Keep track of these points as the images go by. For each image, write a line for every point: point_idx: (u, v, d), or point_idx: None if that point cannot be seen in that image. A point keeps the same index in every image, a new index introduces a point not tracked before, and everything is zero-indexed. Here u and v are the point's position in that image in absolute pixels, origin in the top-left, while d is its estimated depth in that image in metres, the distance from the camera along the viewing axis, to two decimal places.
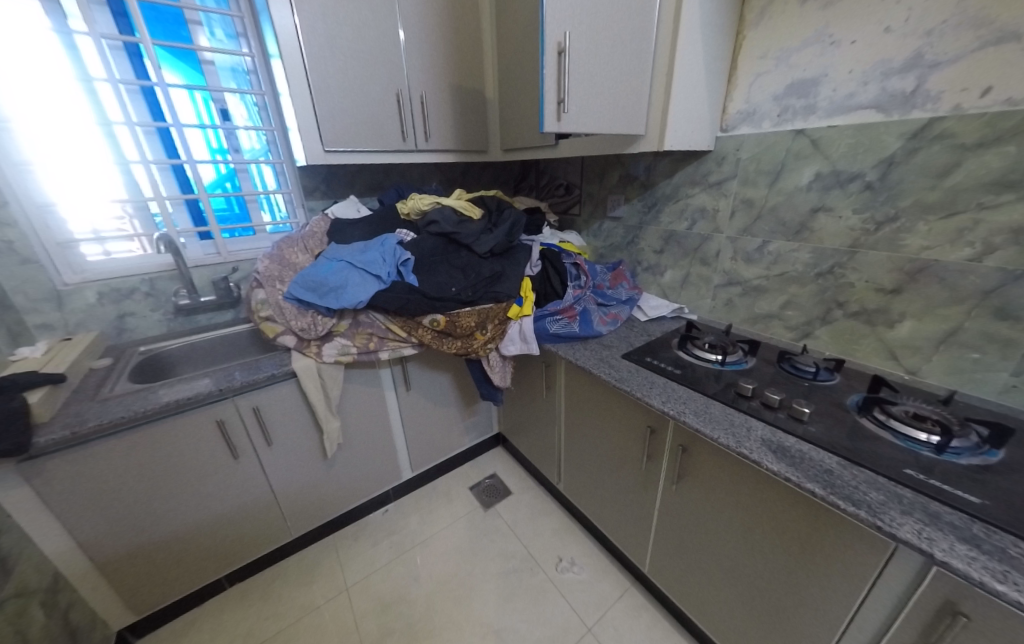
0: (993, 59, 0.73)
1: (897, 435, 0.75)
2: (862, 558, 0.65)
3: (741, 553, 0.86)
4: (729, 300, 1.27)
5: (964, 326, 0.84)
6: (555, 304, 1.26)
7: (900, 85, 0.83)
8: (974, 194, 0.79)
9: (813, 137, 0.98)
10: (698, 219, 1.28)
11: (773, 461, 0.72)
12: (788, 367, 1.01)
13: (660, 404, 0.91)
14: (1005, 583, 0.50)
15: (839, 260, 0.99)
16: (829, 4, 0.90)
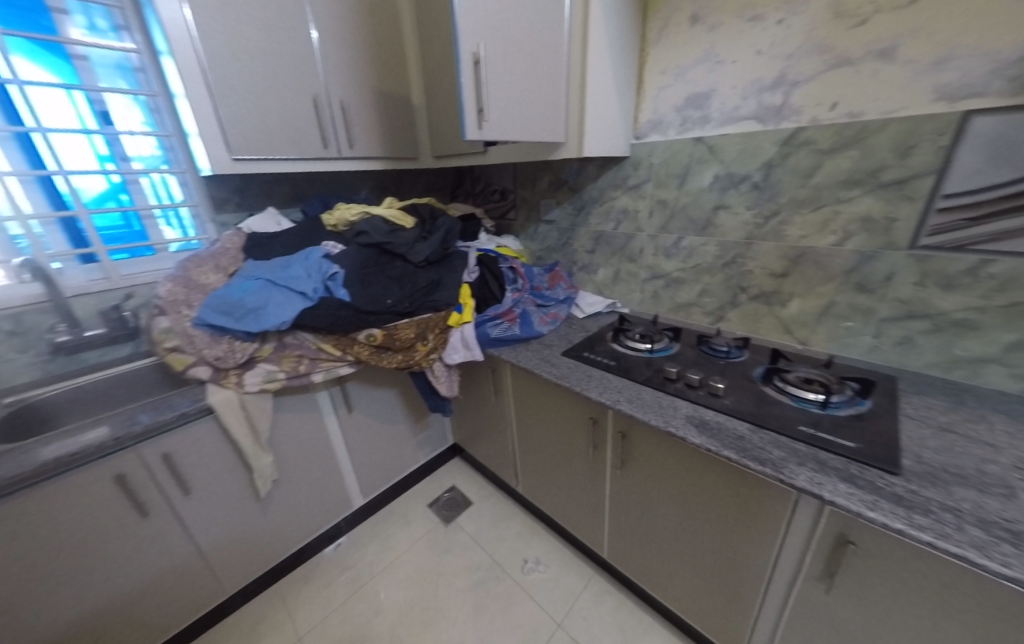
0: (837, 79, 0.88)
1: (792, 397, 0.87)
2: (775, 508, 0.74)
3: (683, 523, 0.93)
4: (655, 293, 1.38)
5: (836, 300, 1.01)
6: (495, 309, 1.29)
7: (772, 100, 0.98)
8: (833, 190, 0.94)
9: (710, 143, 1.10)
10: (622, 220, 1.38)
11: (696, 435, 0.80)
12: (706, 348, 1.12)
13: (599, 395, 0.97)
14: (874, 509, 0.60)
15: (740, 250, 1.13)
16: (713, 28, 1.02)
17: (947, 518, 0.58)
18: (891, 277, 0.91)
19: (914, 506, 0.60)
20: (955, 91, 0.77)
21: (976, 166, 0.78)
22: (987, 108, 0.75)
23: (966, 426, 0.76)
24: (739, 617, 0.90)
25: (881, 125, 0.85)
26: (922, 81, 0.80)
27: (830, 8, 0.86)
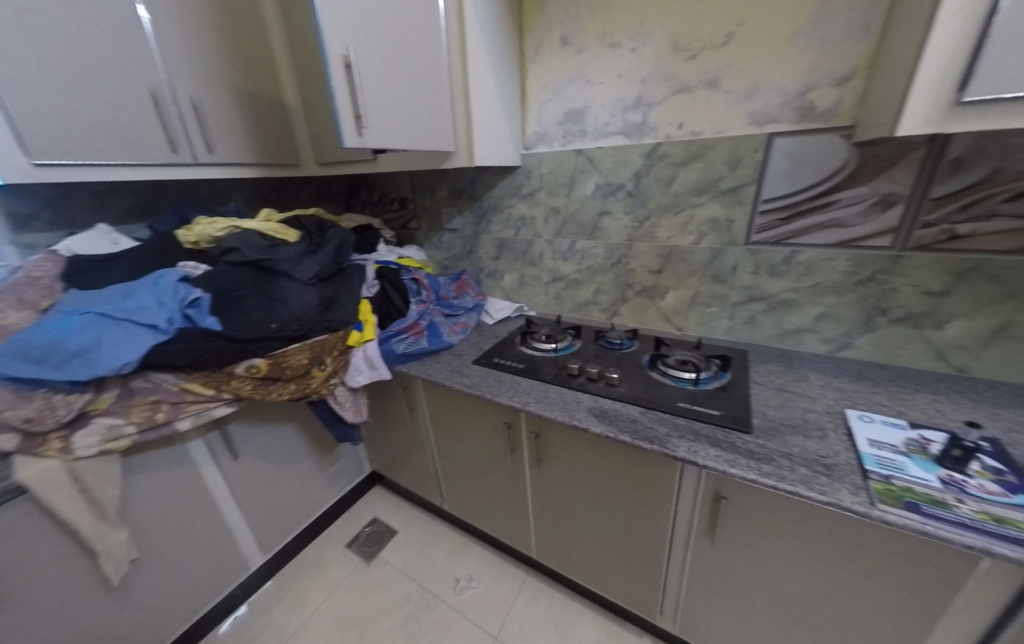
0: (682, 103, 1.03)
1: (673, 377, 0.99)
2: (666, 479, 0.83)
3: (597, 508, 0.99)
4: (557, 294, 1.45)
5: (700, 290, 1.18)
6: (399, 323, 1.23)
7: (635, 118, 1.10)
8: (687, 196, 1.10)
9: (590, 155, 1.20)
10: (521, 226, 1.43)
11: (596, 424, 0.86)
12: (603, 342, 1.22)
13: (509, 400, 0.99)
14: (734, 466, 0.72)
15: (623, 251, 1.26)
16: (580, 51, 1.12)
17: (784, 463, 0.71)
18: (736, 268, 1.10)
19: (762, 457, 0.73)
20: (761, 117, 0.96)
21: (781, 177, 0.97)
22: (783, 131, 0.94)
23: (795, 384, 0.95)
24: (651, 584, 0.98)
25: (715, 143, 1.02)
26: (740, 108, 0.97)
27: (669, 41, 1.00)
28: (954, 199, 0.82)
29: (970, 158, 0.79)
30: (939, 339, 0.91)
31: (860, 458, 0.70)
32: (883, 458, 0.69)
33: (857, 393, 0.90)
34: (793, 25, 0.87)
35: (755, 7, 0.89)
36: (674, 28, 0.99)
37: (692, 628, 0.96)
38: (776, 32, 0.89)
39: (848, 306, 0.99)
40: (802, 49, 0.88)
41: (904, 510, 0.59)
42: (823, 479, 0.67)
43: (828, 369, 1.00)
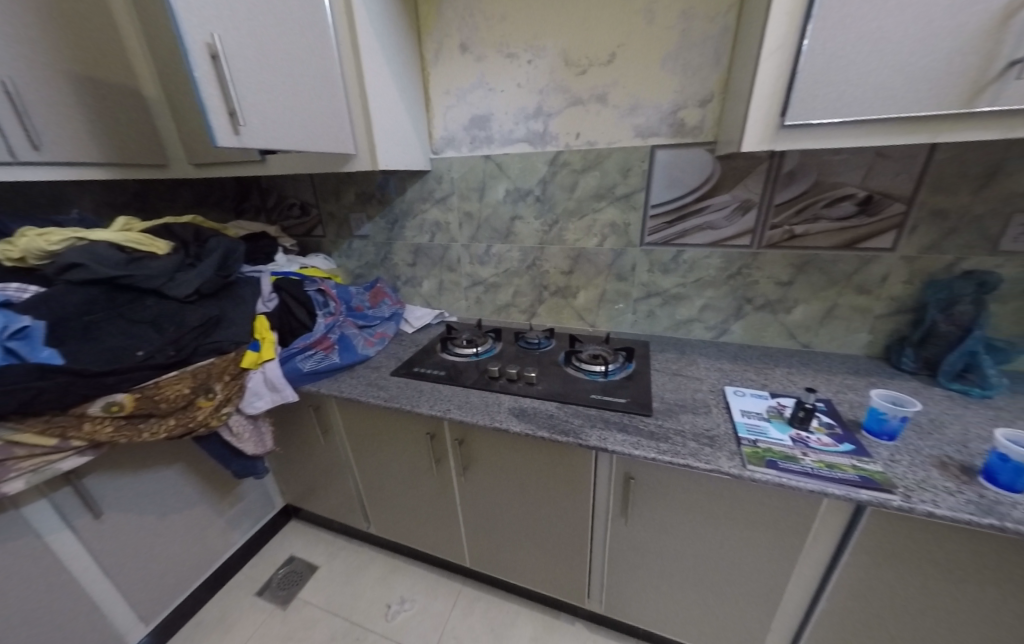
0: (578, 114, 1.10)
1: (586, 371, 1.06)
2: (582, 468, 0.88)
3: (523, 506, 1.01)
4: (477, 298, 1.46)
5: (606, 288, 1.27)
6: (304, 338, 1.10)
7: (536, 126, 1.15)
8: (589, 201, 1.18)
9: (498, 161, 1.22)
10: (436, 232, 1.40)
11: (516, 423, 0.88)
12: (523, 343, 1.24)
13: (429, 409, 0.96)
14: (638, 447, 0.78)
15: (536, 254, 1.31)
16: (480, 59, 1.14)
17: (677, 439, 0.79)
18: (634, 266, 1.21)
19: (661, 436, 0.81)
20: (645, 131, 1.06)
21: (665, 185, 1.09)
22: (662, 144, 1.06)
23: (687, 368, 1.07)
24: (577, 570, 1.03)
25: (608, 153, 1.11)
26: (626, 121, 1.07)
27: (562, 56, 1.06)
28: (792, 205, 1.00)
29: (799, 171, 0.96)
30: (790, 321, 1.10)
31: (734, 428, 0.82)
32: (752, 425, 0.81)
33: (734, 372, 1.04)
34: (664, 50, 0.98)
35: (631, 31, 0.99)
36: (565, 44, 1.05)
37: (616, 604, 1.03)
38: (650, 56, 0.99)
39: (723, 297, 1.14)
40: (672, 72, 0.99)
41: (766, 468, 0.70)
42: (707, 449, 0.76)
43: (713, 353, 1.15)
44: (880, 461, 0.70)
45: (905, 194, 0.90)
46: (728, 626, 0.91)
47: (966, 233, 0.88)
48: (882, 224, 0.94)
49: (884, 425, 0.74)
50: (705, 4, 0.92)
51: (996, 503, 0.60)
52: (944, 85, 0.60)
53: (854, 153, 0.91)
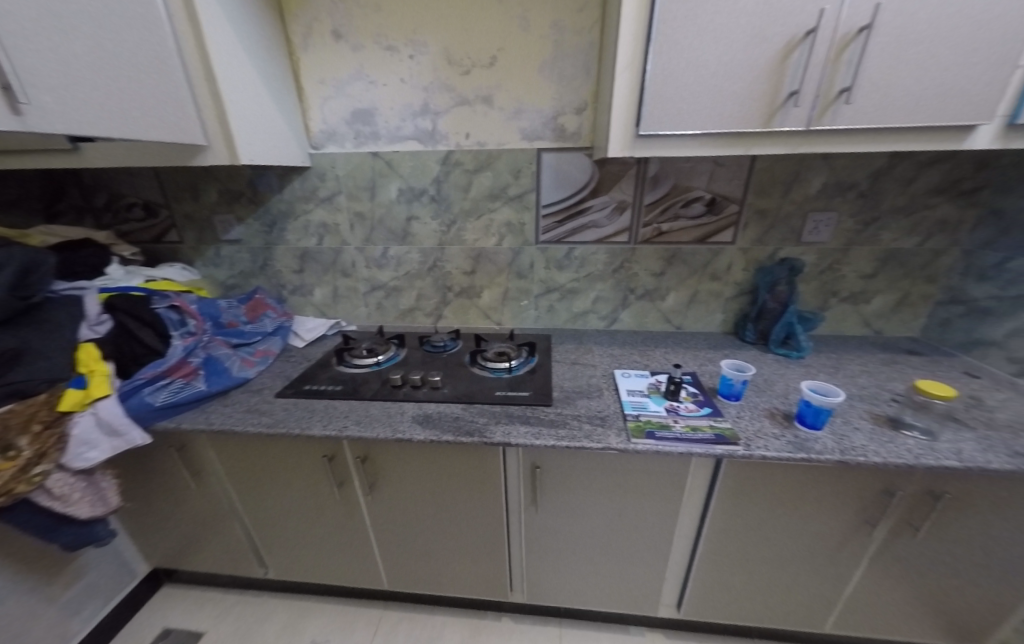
0: (465, 115, 1.10)
1: (492, 369, 1.07)
2: (491, 466, 0.90)
3: (438, 515, 0.99)
4: (378, 304, 1.36)
5: (509, 286, 1.30)
6: (153, 366, 0.90)
7: (424, 124, 1.12)
8: (484, 202, 1.19)
9: (387, 158, 1.16)
10: (323, 234, 1.27)
11: (421, 432, 0.86)
12: (429, 347, 1.21)
13: (323, 429, 0.88)
14: (539, 437, 0.82)
15: (437, 255, 1.28)
16: (357, 48, 1.06)
17: (574, 424, 0.85)
18: (532, 264, 1.26)
19: (559, 423, 0.86)
20: (530, 134, 1.11)
21: (553, 186, 1.15)
22: (547, 147, 1.11)
23: (584, 357, 1.15)
24: (497, 566, 1.04)
25: (498, 154, 1.13)
26: (512, 124, 1.10)
27: (444, 54, 1.04)
28: (658, 205, 1.14)
29: (661, 176, 1.10)
30: (665, 306, 1.26)
31: (621, 406, 0.91)
32: (635, 401, 0.92)
33: (623, 356, 1.15)
34: (541, 58, 1.03)
35: (509, 37, 1.02)
36: (446, 42, 1.03)
37: (536, 590, 1.07)
38: (528, 63, 1.04)
39: (612, 289, 1.26)
40: (550, 80, 1.05)
41: (646, 439, 0.79)
42: (599, 429, 0.83)
43: (606, 341, 1.25)
44: (729, 419, 0.84)
45: (739, 197, 1.09)
46: (633, 585, 1.01)
47: (781, 228, 1.11)
48: (725, 222, 1.12)
49: (731, 389, 0.89)
50: (573, 19, 0.99)
51: (804, 440, 0.77)
52: (750, 107, 0.74)
53: (700, 161, 1.07)
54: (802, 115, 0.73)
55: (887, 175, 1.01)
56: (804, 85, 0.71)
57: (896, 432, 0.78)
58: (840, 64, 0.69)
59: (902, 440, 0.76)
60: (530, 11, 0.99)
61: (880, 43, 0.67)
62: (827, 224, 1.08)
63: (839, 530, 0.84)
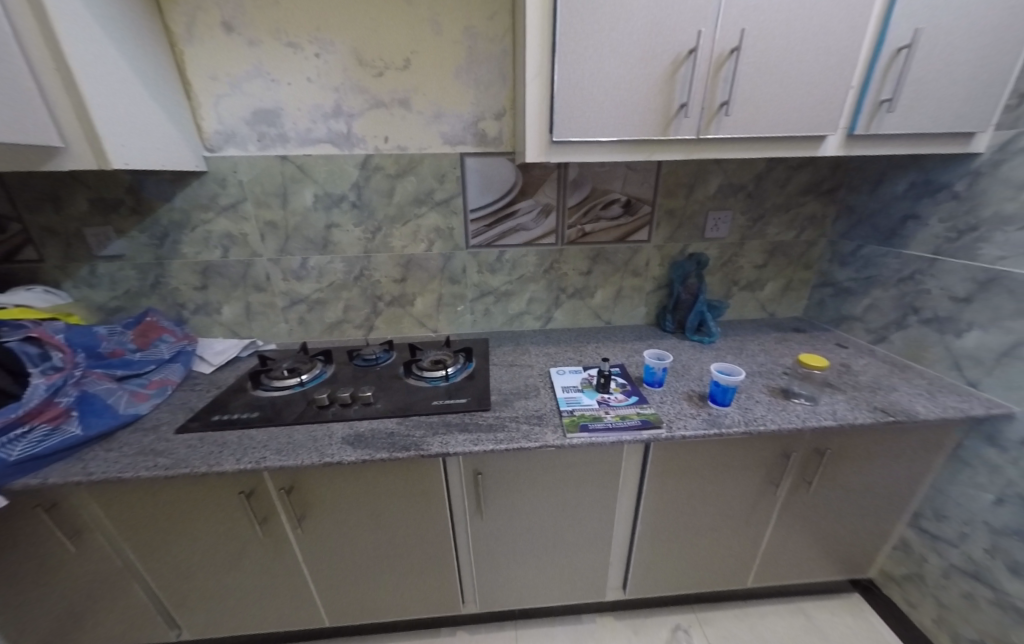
0: (382, 118, 1.06)
1: (428, 378, 1.04)
2: (432, 477, 0.87)
3: (378, 537, 0.93)
4: (300, 319, 1.26)
5: (442, 292, 1.28)
6: (4, 413, 0.74)
7: (338, 127, 1.05)
8: (410, 207, 1.16)
9: (297, 163, 1.07)
10: (228, 246, 1.14)
11: (351, 453, 0.80)
12: (360, 361, 1.14)
13: (237, 463, 0.79)
14: (477, 442, 0.82)
15: (363, 264, 1.21)
16: (254, 43, 0.97)
17: (512, 426, 0.86)
18: (465, 269, 1.25)
19: (497, 426, 0.86)
20: (451, 138, 1.10)
21: (479, 191, 1.15)
22: (470, 152, 1.11)
23: (521, 358, 1.17)
24: (447, 581, 1.01)
25: (420, 159, 1.11)
26: (432, 128, 1.08)
27: (353, 54, 1.00)
28: (580, 208, 1.19)
29: (580, 180, 1.16)
30: (594, 303, 1.32)
31: (557, 403, 0.93)
32: (569, 397, 0.95)
33: (558, 354, 1.19)
34: (455, 63, 1.03)
35: (421, 40, 1.00)
36: (354, 41, 0.99)
37: (488, 597, 1.06)
38: (443, 67, 1.03)
39: (544, 289, 1.29)
40: (467, 85, 1.05)
41: (580, 433, 0.82)
42: (537, 428, 0.85)
43: (542, 340, 1.28)
44: (654, 405, 0.91)
45: (650, 198, 1.18)
46: (581, 574, 1.04)
47: (688, 226, 1.22)
48: (640, 222, 1.21)
49: (654, 377, 0.96)
50: (485, 26, 1.00)
51: (717, 417, 0.85)
52: (649, 117, 0.81)
53: (614, 166, 1.14)
54: (692, 125, 0.81)
55: (768, 178, 1.16)
56: (691, 98, 0.79)
57: (788, 401, 0.89)
58: (718, 80, 0.78)
59: (793, 407, 0.87)
60: (440, 15, 0.99)
61: (748, 64, 0.77)
62: (725, 222, 1.21)
63: (751, 494, 0.94)
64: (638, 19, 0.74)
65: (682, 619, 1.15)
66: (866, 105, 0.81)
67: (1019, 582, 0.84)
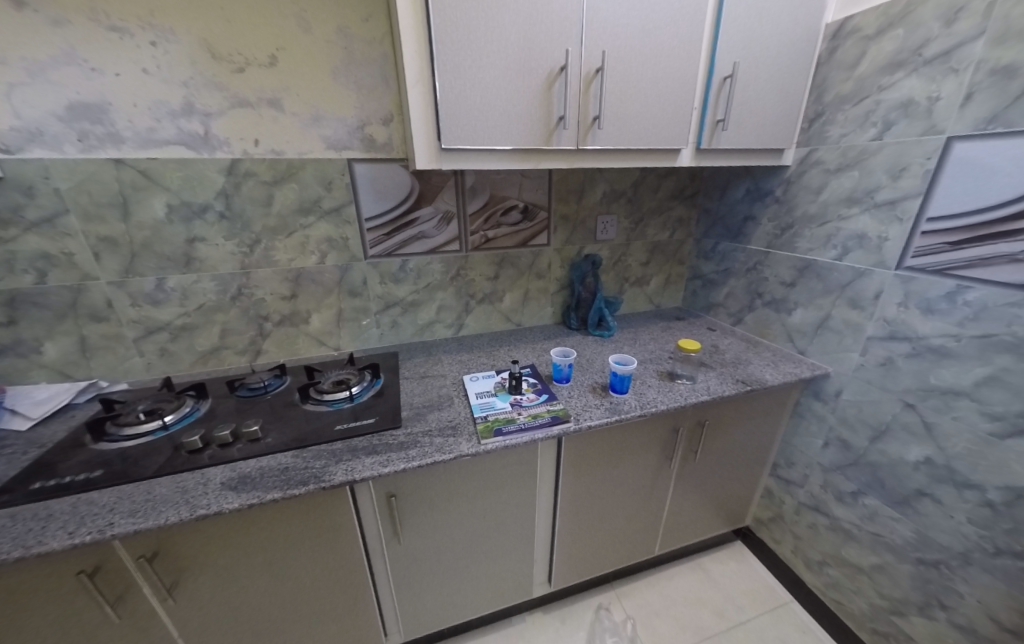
0: (248, 119, 0.95)
1: (329, 401, 0.96)
2: (339, 509, 0.80)
3: (277, 587, 0.83)
4: (162, 350, 1.06)
5: (341, 307, 1.19)
6: None
7: (191, 127, 0.92)
8: (293, 217, 1.05)
9: (140, 168, 0.91)
10: (45, 269, 0.92)
11: (234, 499, 0.70)
12: (245, 391, 1.01)
13: (71, 538, 0.63)
14: (387, 463, 0.77)
15: (241, 281, 1.07)
16: (60, 24, 0.79)
17: (424, 441, 0.83)
18: (365, 281, 1.17)
19: (410, 443, 0.82)
20: (336, 143, 1.03)
21: (373, 198, 1.10)
22: (358, 158, 1.05)
23: (433, 369, 1.13)
24: (365, 617, 0.94)
25: (301, 164, 1.01)
26: (312, 132, 1.00)
27: (203, 46, 0.88)
28: (481, 214, 1.20)
29: (478, 187, 1.17)
30: (503, 307, 1.34)
31: (471, 410, 0.93)
32: (483, 403, 0.95)
33: (471, 361, 1.18)
34: (331, 64, 0.97)
35: (288, 37, 0.92)
36: (202, 32, 0.87)
37: (413, 623, 1.01)
38: (316, 67, 0.96)
39: (451, 297, 1.28)
40: (347, 88, 0.99)
41: (494, 437, 0.82)
42: (450, 440, 0.83)
43: (454, 348, 1.26)
44: (563, 400, 0.95)
45: (546, 204, 1.24)
46: (507, 577, 1.04)
47: (581, 230, 1.31)
48: (539, 227, 1.26)
49: (561, 373, 1.00)
50: (360, 27, 0.96)
51: (617, 405, 0.92)
52: (532, 128, 0.84)
53: (508, 173, 1.17)
54: (571, 136, 0.87)
55: (643, 185, 1.30)
56: (567, 112, 0.85)
57: (673, 382, 1.00)
58: (589, 96, 0.85)
59: (678, 388, 0.98)
60: (308, 11, 0.92)
61: (613, 83, 0.85)
62: (612, 225, 1.32)
63: (652, 470, 1.04)
64: (510, 33, 0.76)
65: (603, 598, 1.22)
66: (707, 124, 0.94)
67: (843, 506, 1.05)
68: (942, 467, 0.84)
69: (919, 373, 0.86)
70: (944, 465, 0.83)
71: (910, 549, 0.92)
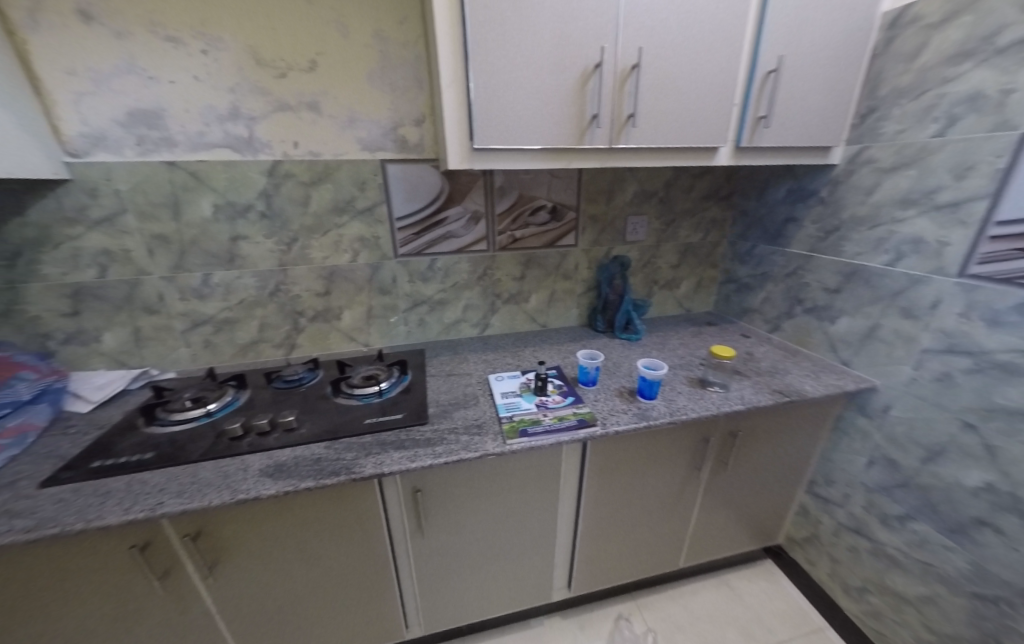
0: (289, 122, 0.99)
1: (359, 396, 0.98)
2: (367, 500, 0.82)
3: (307, 573, 0.86)
4: (206, 342, 1.13)
5: (372, 304, 1.22)
6: None
7: (237, 130, 0.96)
8: (328, 216, 1.09)
9: (190, 170, 0.96)
10: (106, 264, 0.99)
11: (271, 486, 0.73)
12: (281, 383, 1.05)
13: (126, 514, 0.68)
14: (415, 459, 0.78)
15: (279, 278, 1.12)
16: (122, 35, 0.85)
17: (450, 438, 0.84)
18: (395, 279, 1.20)
19: (436, 440, 0.83)
20: (370, 144, 1.05)
21: (404, 198, 1.12)
22: (391, 159, 1.07)
23: (459, 367, 1.15)
24: (387, 609, 0.96)
25: (337, 165, 1.04)
26: (347, 134, 1.03)
27: (248, 52, 0.92)
28: (509, 214, 1.20)
29: (506, 187, 1.17)
30: (529, 307, 1.34)
31: (496, 410, 0.93)
32: (508, 403, 0.95)
33: (496, 360, 1.18)
34: (367, 66, 0.99)
35: (328, 41, 0.95)
36: (248, 39, 0.91)
37: (433, 617, 1.02)
38: (353, 70, 0.98)
39: (478, 296, 1.28)
40: (382, 90, 1.01)
41: (520, 438, 0.82)
42: (476, 438, 0.83)
43: (479, 347, 1.27)
44: (589, 403, 0.94)
45: (574, 204, 1.23)
46: (526, 579, 1.04)
47: (610, 230, 1.28)
48: (567, 227, 1.25)
49: (588, 376, 0.99)
50: (395, 30, 0.98)
51: (645, 411, 0.90)
52: (564, 126, 0.83)
53: (538, 173, 1.17)
54: (604, 134, 0.85)
55: (676, 185, 1.26)
56: (601, 110, 0.83)
57: (705, 390, 0.97)
58: (624, 93, 0.83)
59: (710, 395, 0.95)
60: (346, 16, 0.94)
61: (649, 80, 0.82)
62: (642, 226, 1.29)
63: (680, 479, 1.01)
64: (545, 31, 0.75)
65: (623, 608, 1.20)
66: (748, 120, 0.90)
67: (888, 530, 0.98)
68: (1006, 494, 0.77)
69: (982, 390, 0.79)
70: (1008, 493, 0.76)
71: (965, 581, 0.85)
